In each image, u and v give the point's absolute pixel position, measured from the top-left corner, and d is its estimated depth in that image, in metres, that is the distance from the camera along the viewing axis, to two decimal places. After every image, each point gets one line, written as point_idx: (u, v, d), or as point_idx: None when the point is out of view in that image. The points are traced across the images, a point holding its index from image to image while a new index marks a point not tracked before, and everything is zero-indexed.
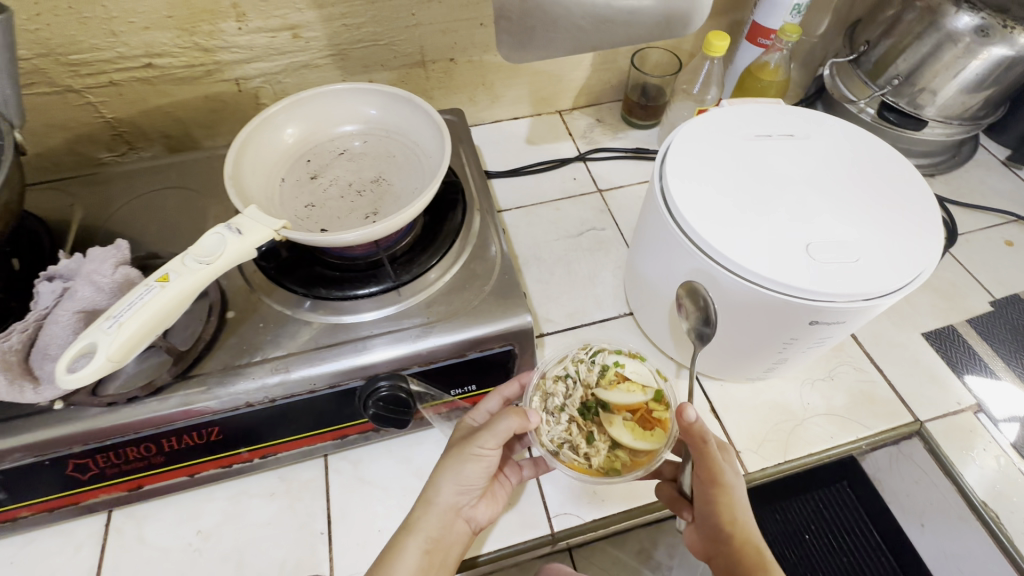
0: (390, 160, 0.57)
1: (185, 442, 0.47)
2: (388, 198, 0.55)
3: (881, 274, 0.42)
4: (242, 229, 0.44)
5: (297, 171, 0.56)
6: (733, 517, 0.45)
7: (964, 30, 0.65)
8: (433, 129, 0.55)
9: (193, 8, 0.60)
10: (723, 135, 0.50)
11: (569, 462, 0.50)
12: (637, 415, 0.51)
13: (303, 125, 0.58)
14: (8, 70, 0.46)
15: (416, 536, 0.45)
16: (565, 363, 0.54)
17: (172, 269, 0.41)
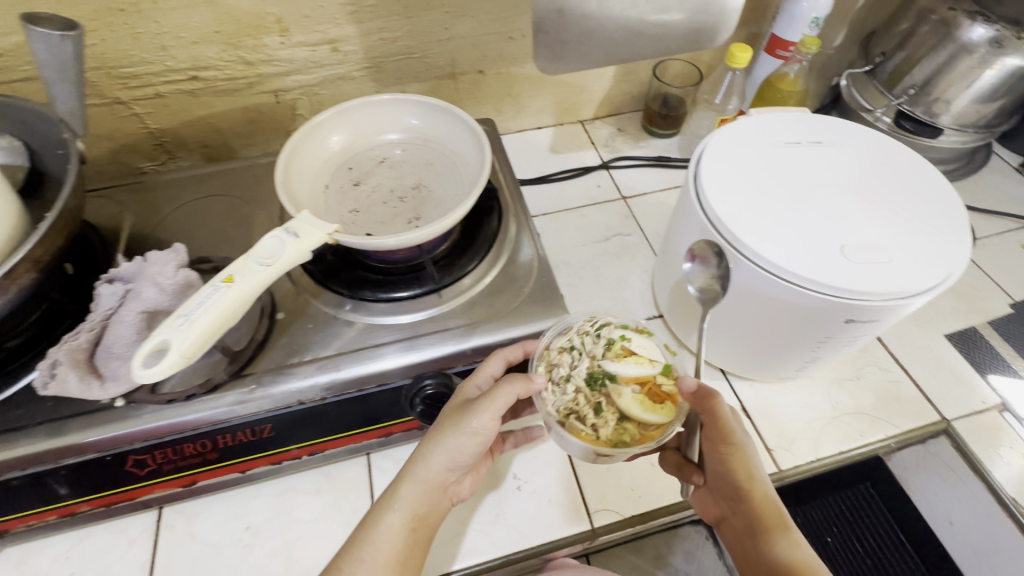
0: (429, 168, 0.59)
1: (239, 439, 0.49)
2: (430, 204, 0.57)
3: (915, 272, 0.44)
4: (300, 232, 0.46)
5: (341, 177, 0.58)
6: (750, 476, 0.46)
7: (979, 42, 0.68)
8: (472, 138, 0.57)
9: (241, 23, 0.62)
10: (753, 143, 0.52)
11: (576, 433, 0.47)
12: (646, 388, 0.49)
13: (346, 134, 0.60)
14: (78, 85, 0.47)
15: (401, 506, 0.45)
16: (570, 336, 0.52)
17: (237, 270, 0.43)
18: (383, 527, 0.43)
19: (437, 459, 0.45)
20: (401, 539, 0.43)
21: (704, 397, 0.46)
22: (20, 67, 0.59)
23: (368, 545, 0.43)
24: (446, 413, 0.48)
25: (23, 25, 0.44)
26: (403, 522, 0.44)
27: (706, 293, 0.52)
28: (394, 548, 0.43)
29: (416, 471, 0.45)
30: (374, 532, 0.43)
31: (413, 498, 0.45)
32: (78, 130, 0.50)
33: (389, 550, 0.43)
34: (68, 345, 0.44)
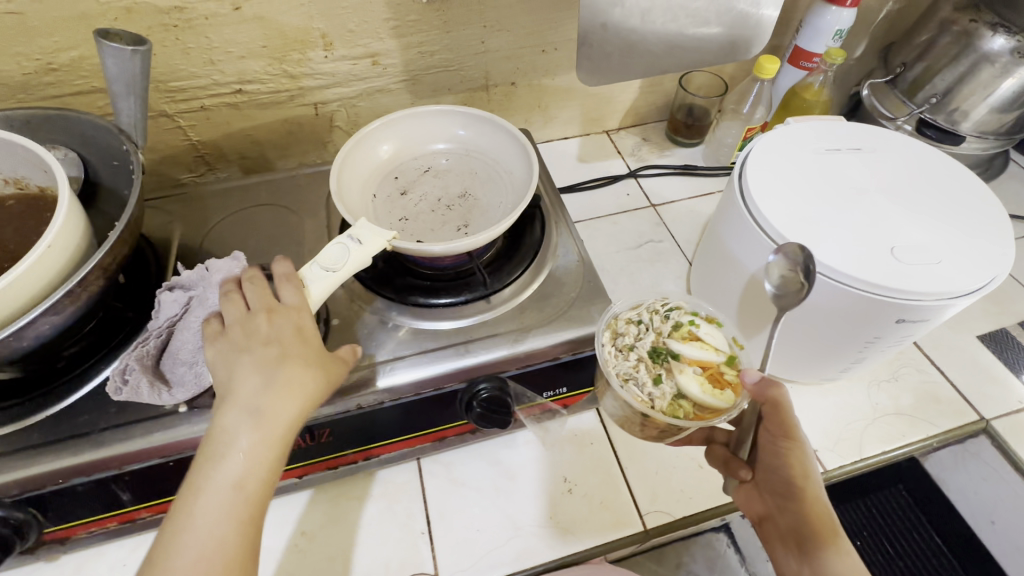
0: (475, 178, 0.61)
1: (298, 444, 0.50)
2: (477, 212, 0.58)
3: (963, 273, 0.45)
4: (362, 238, 0.47)
5: (388, 186, 0.60)
6: (807, 473, 0.46)
7: (1000, 51, 0.70)
8: (517, 147, 0.59)
9: (287, 38, 0.64)
10: (795, 149, 0.54)
11: (633, 397, 0.50)
12: (707, 372, 0.51)
13: (392, 144, 0.62)
14: (142, 98, 0.49)
15: (244, 454, 0.38)
16: (640, 311, 0.56)
17: (308, 276, 0.47)
18: (229, 477, 0.37)
19: (280, 397, 0.40)
20: (256, 486, 0.37)
21: (766, 390, 0.47)
22: (73, 81, 0.61)
23: (213, 493, 0.36)
24: (284, 350, 0.42)
25: (96, 39, 0.46)
26: (252, 466, 0.37)
27: (787, 286, 0.49)
28: (246, 494, 0.37)
29: (259, 410, 0.39)
30: (213, 486, 0.36)
31: (260, 438, 0.38)
32: (137, 142, 0.52)
33: (240, 499, 0.37)
34: (138, 351, 0.45)
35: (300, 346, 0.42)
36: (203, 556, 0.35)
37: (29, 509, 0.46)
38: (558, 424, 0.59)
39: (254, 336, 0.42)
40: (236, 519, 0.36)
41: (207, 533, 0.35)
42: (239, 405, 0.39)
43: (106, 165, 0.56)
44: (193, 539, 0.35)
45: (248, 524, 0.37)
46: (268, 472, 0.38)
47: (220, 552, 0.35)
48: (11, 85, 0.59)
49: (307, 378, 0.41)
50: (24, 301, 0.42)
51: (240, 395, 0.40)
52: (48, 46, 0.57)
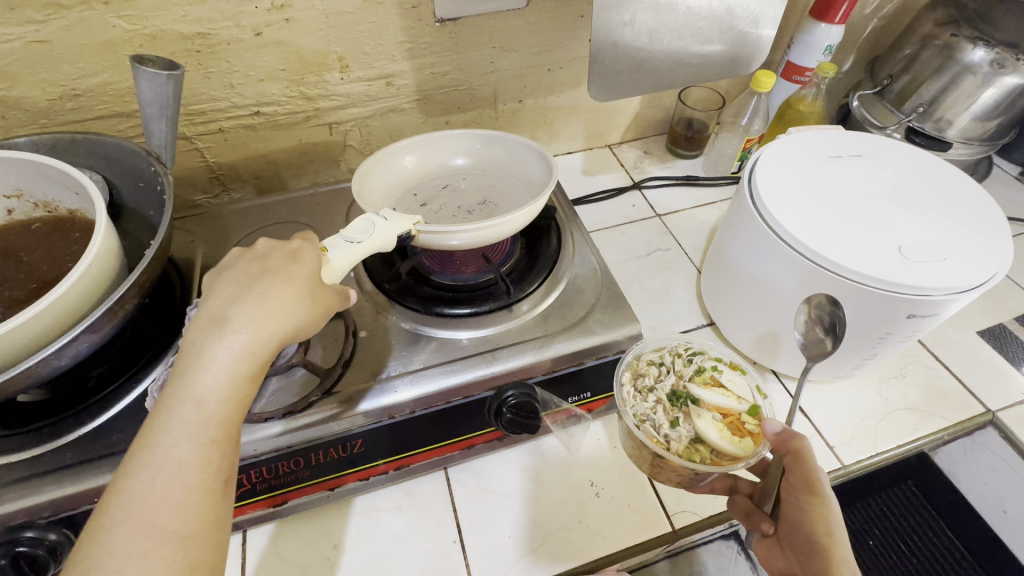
0: (493, 187, 0.63)
1: (331, 455, 0.50)
2: (499, 215, 0.60)
3: (968, 268, 0.47)
4: (387, 217, 0.49)
5: (408, 201, 0.61)
6: (831, 532, 0.44)
7: (980, 62, 0.74)
8: (532, 154, 0.62)
9: (305, 62, 0.66)
10: (799, 157, 0.57)
11: (648, 437, 0.51)
12: (727, 419, 0.52)
13: (414, 157, 0.64)
14: (173, 120, 0.50)
15: (211, 369, 0.34)
16: (663, 354, 0.58)
17: (330, 243, 0.45)
18: (194, 394, 0.33)
19: (257, 307, 0.36)
20: (223, 407, 0.33)
21: (788, 441, 0.47)
22: (96, 106, 0.62)
23: (176, 411, 0.32)
24: (271, 269, 0.39)
25: (133, 64, 0.47)
26: (223, 385, 0.34)
27: (808, 336, 0.56)
28: (213, 415, 0.33)
29: (231, 323, 0.35)
30: (176, 404, 0.33)
31: (234, 355, 0.34)
32: (166, 163, 0.53)
33: (203, 418, 0.33)
34: None
35: (291, 268, 0.39)
36: (163, 480, 0.31)
37: (63, 530, 0.46)
38: (582, 429, 0.60)
39: (245, 258, 0.40)
40: (200, 441, 0.32)
41: (168, 456, 0.31)
42: (215, 319, 0.36)
43: (131, 186, 0.57)
44: (154, 461, 0.31)
45: (214, 448, 0.33)
46: (240, 393, 0.34)
47: (181, 477, 0.31)
48: (34, 111, 0.60)
49: (295, 298, 0.38)
50: (62, 320, 0.42)
51: (217, 309, 0.36)
52: (73, 73, 0.59)
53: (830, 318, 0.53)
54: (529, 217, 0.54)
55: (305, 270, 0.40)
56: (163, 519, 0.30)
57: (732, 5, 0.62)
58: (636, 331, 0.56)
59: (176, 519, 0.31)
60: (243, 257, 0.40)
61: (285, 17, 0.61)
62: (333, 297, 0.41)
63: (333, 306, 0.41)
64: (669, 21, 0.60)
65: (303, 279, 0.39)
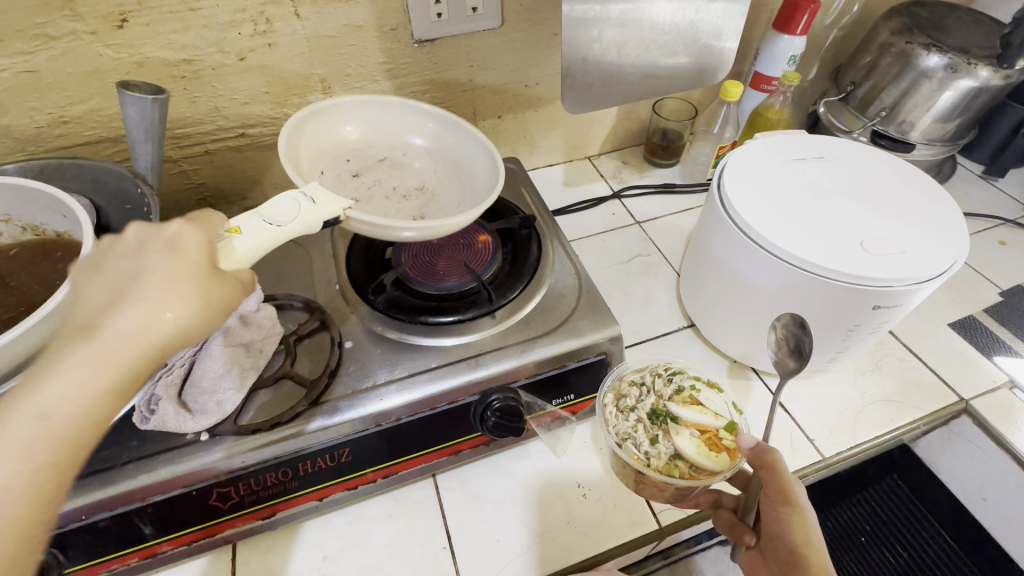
0: (430, 176, 0.63)
1: (318, 465, 0.51)
2: (433, 207, 0.60)
3: (926, 259, 0.49)
4: (315, 199, 0.46)
5: (340, 166, 0.60)
6: (809, 540, 0.45)
7: (935, 68, 0.76)
8: (485, 153, 0.61)
9: (288, 84, 0.68)
10: (766, 159, 0.59)
11: (628, 455, 0.53)
12: (705, 435, 0.54)
13: (360, 124, 0.64)
14: (159, 143, 0.52)
15: (63, 384, 0.31)
16: (644, 374, 0.59)
17: (244, 224, 0.41)
18: (38, 404, 0.31)
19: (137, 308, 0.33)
20: (71, 423, 0.31)
21: (762, 455, 0.48)
22: (84, 132, 0.63)
23: (11, 421, 0.30)
24: (146, 269, 0.35)
25: (119, 90, 0.49)
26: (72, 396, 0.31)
27: (776, 346, 0.59)
28: (56, 432, 0.31)
29: (99, 333, 0.32)
30: (16, 414, 0.30)
31: (92, 364, 0.32)
32: (152, 185, 0.55)
33: (44, 433, 0.31)
34: (164, 381, 0.46)
35: (168, 267, 0.35)
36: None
37: (51, 550, 0.46)
38: (567, 432, 0.61)
39: (114, 251, 0.37)
40: (36, 459, 0.30)
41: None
42: (81, 324, 0.33)
43: (118, 208, 0.58)
44: None
45: (51, 471, 0.31)
46: (95, 407, 0.32)
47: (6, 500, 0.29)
48: (22, 138, 0.61)
49: (166, 299, 0.34)
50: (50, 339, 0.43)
51: (86, 314, 0.34)
52: (61, 100, 0.60)
53: (796, 341, 0.57)
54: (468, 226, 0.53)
55: (185, 266, 0.36)
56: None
57: (695, 20, 0.65)
58: (616, 332, 0.57)
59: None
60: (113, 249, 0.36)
61: (268, 42, 0.63)
62: (224, 297, 0.37)
63: (233, 302, 0.37)
64: (635, 36, 0.63)
65: (185, 280, 0.35)
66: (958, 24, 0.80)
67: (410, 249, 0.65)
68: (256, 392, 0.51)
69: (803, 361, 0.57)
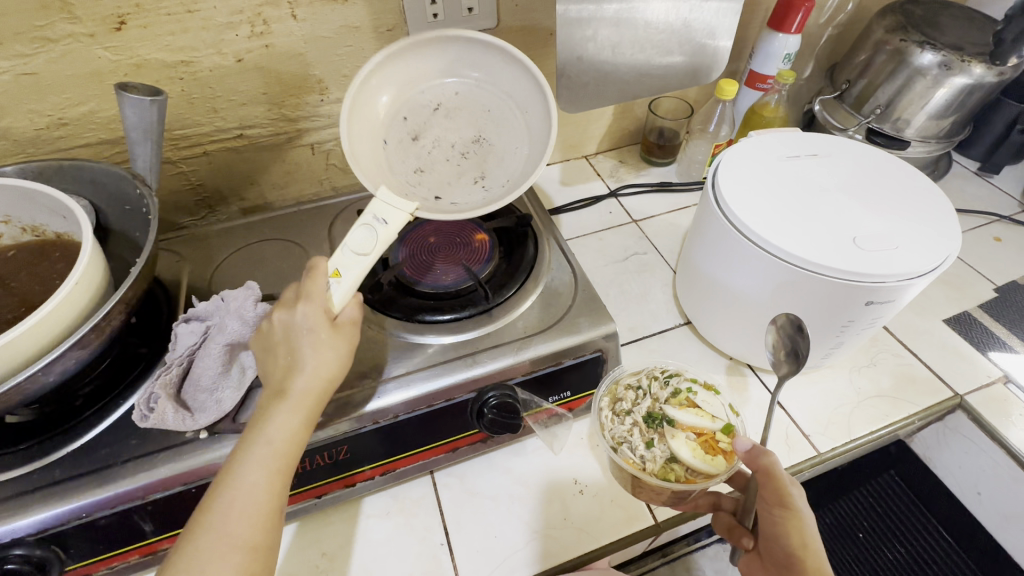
0: (484, 116, 0.60)
1: (317, 463, 0.51)
2: (493, 160, 0.60)
3: (919, 255, 0.50)
4: (386, 218, 0.47)
5: (398, 127, 0.59)
6: (805, 544, 0.45)
7: (929, 66, 0.77)
8: (534, 83, 0.57)
9: (285, 85, 0.68)
10: (760, 156, 0.60)
11: (624, 459, 0.54)
12: (701, 438, 0.55)
13: (395, 73, 0.57)
14: (157, 143, 0.53)
15: (276, 420, 0.41)
16: (640, 376, 0.60)
17: (340, 265, 0.46)
18: (263, 435, 0.40)
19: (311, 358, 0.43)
20: (287, 445, 0.41)
21: (759, 458, 0.48)
22: (83, 134, 0.64)
23: (250, 451, 0.39)
24: (299, 334, 0.44)
25: (117, 91, 0.50)
26: (285, 426, 0.41)
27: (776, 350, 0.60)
28: (279, 450, 0.40)
29: (289, 387, 0.42)
30: (250, 446, 0.40)
31: (290, 405, 0.41)
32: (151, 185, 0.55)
33: (271, 454, 0.40)
34: (162, 380, 0.47)
35: (314, 328, 0.44)
36: (241, 501, 0.38)
37: (53, 547, 0.46)
38: (565, 429, 0.61)
39: (268, 335, 0.45)
40: (270, 470, 0.39)
41: (245, 484, 0.38)
42: (274, 386, 0.43)
43: (117, 210, 0.58)
44: (231, 490, 0.38)
45: (278, 476, 0.39)
46: (297, 432, 0.41)
47: (255, 499, 0.38)
48: (22, 140, 0.62)
49: (323, 349, 0.44)
50: (52, 339, 0.44)
51: (275, 379, 0.43)
52: (60, 102, 0.61)
53: (793, 343, 0.58)
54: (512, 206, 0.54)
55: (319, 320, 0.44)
56: (242, 536, 0.37)
57: (689, 19, 0.65)
58: (611, 329, 0.58)
59: (248, 532, 0.37)
60: (269, 334, 0.45)
61: (265, 44, 0.64)
62: (350, 341, 0.45)
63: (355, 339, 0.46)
64: (630, 36, 0.63)
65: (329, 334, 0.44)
66: (951, 21, 0.80)
67: (408, 249, 0.65)
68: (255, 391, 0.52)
69: (797, 364, 0.57)
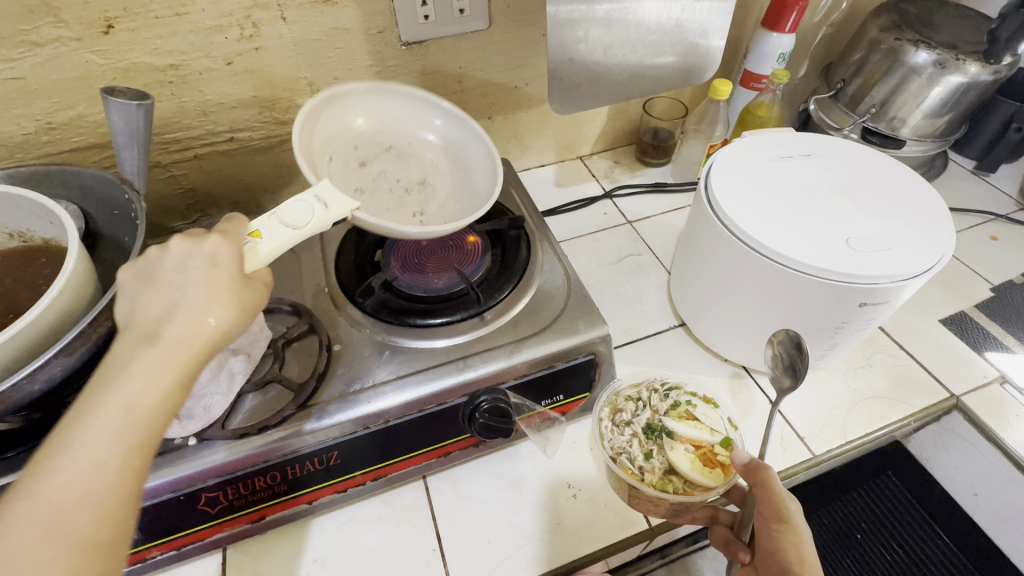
0: (430, 167, 0.63)
1: (307, 469, 0.51)
2: (433, 203, 0.61)
3: (913, 256, 0.49)
4: (327, 202, 0.46)
5: (346, 152, 0.59)
6: (803, 559, 0.45)
7: (925, 64, 0.76)
8: (483, 150, 0.63)
9: (276, 88, 0.68)
10: (753, 157, 0.59)
11: (622, 469, 0.53)
12: (700, 451, 0.54)
13: (360, 113, 0.61)
14: (144, 148, 0.52)
15: (136, 378, 0.32)
16: (640, 388, 0.60)
17: (265, 227, 0.42)
18: (116, 398, 0.32)
19: (193, 311, 0.35)
20: (150, 413, 0.32)
21: (755, 473, 0.48)
22: (72, 138, 0.63)
23: (97, 414, 0.31)
24: (188, 281, 0.36)
25: (104, 96, 0.49)
26: (149, 390, 0.32)
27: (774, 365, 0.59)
28: (140, 420, 0.32)
29: (159, 335, 0.34)
30: (96, 408, 0.31)
31: (155, 365, 0.33)
32: (139, 190, 0.55)
33: (126, 423, 0.32)
34: None
35: (211, 273, 0.36)
36: (77, 484, 0.30)
37: None
38: (558, 432, 0.61)
39: (149, 266, 0.37)
40: (124, 444, 0.31)
41: (86, 460, 0.30)
42: (142, 331, 0.34)
43: (106, 214, 0.58)
44: (67, 466, 0.30)
45: (137, 453, 0.32)
46: (169, 399, 0.33)
47: (102, 482, 0.30)
48: (10, 145, 0.62)
49: (211, 302, 0.35)
50: (35, 346, 0.43)
51: (144, 321, 0.35)
52: (49, 107, 0.60)
53: (790, 360, 0.57)
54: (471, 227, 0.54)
55: (223, 271, 0.37)
56: (77, 526, 0.29)
57: (681, 19, 0.65)
58: (604, 333, 0.57)
59: (87, 521, 0.30)
60: (150, 265, 0.37)
61: (256, 46, 0.63)
62: (255, 300, 0.38)
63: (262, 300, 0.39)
64: (622, 37, 0.63)
65: (229, 283, 0.37)
66: (946, 20, 0.80)
67: (400, 253, 0.64)
68: (245, 396, 0.51)
69: (796, 380, 0.56)
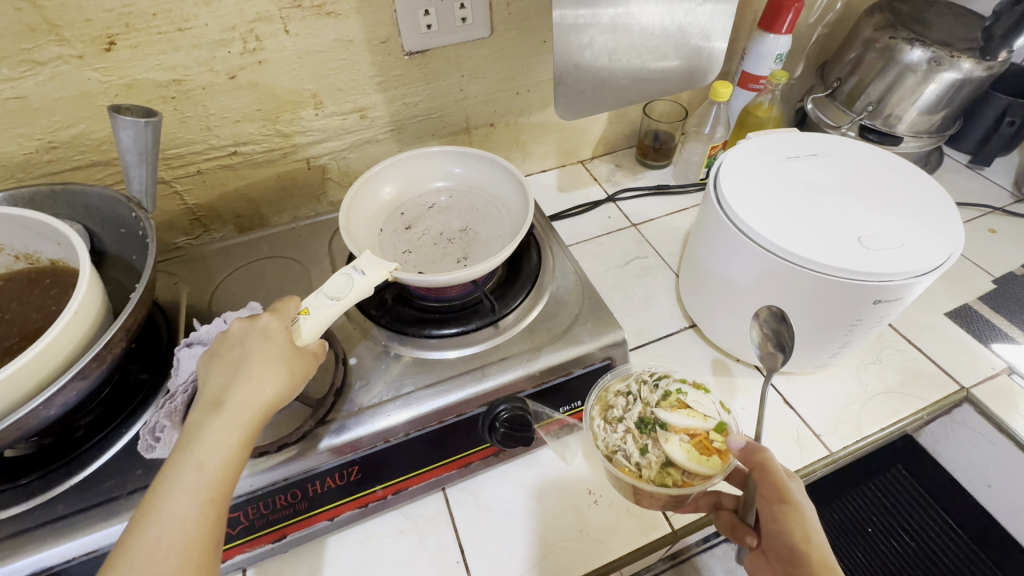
0: (470, 212, 0.66)
1: (328, 485, 0.50)
2: (477, 245, 0.62)
3: (924, 253, 0.50)
4: (365, 269, 0.50)
5: (394, 220, 0.65)
6: (808, 538, 0.43)
7: (919, 62, 0.77)
8: (513, 182, 0.65)
9: (279, 101, 0.68)
10: (761, 159, 0.60)
11: (619, 467, 0.52)
12: (695, 440, 0.53)
13: (397, 183, 0.67)
14: (153, 165, 0.52)
15: (209, 439, 0.37)
16: (629, 381, 0.58)
17: (311, 304, 0.47)
18: (193, 459, 0.36)
19: (253, 383, 0.40)
20: (221, 469, 0.37)
21: (752, 454, 0.46)
22: (74, 157, 0.63)
23: (177, 475, 0.36)
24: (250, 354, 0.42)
25: (112, 114, 0.49)
26: (222, 448, 0.37)
27: (763, 348, 0.62)
28: (213, 475, 0.36)
29: (227, 400, 0.39)
30: (176, 471, 0.36)
31: (227, 427, 0.38)
32: (147, 208, 0.54)
33: (203, 480, 0.36)
34: (167, 409, 0.45)
35: (265, 345, 0.42)
36: (166, 535, 0.34)
37: None
38: (576, 438, 0.61)
39: (222, 344, 0.44)
40: (201, 499, 0.35)
41: (171, 515, 0.34)
42: (210, 399, 0.39)
43: (112, 233, 0.57)
44: (159, 520, 0.34)
45: (212, 505, 0.36)
46: (237, 456, 0.38)
47: (183, 532, 0.34)
48: (10, 165, 0.61)
49: (266, 373, 0.41)
50: (52, 372, 0.43)
51: (212, 392, 0.40)
52: (50, 126, 0.59)
53: (777, 334, 0.60)
54: (504, 260, 0.55)
55: (277, 342, 0.43)
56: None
57: (683, 23, 0.65)
58: (619, 337, 0.58)
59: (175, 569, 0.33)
60: (222, 343, 0.43)
61: (259, 60, 0.63)
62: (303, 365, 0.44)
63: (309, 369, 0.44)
64: (626, 42, 0.63)
65: (279, 353, 0.42)
66: (938, 18, 0.81)
67: None
68: None
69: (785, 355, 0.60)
